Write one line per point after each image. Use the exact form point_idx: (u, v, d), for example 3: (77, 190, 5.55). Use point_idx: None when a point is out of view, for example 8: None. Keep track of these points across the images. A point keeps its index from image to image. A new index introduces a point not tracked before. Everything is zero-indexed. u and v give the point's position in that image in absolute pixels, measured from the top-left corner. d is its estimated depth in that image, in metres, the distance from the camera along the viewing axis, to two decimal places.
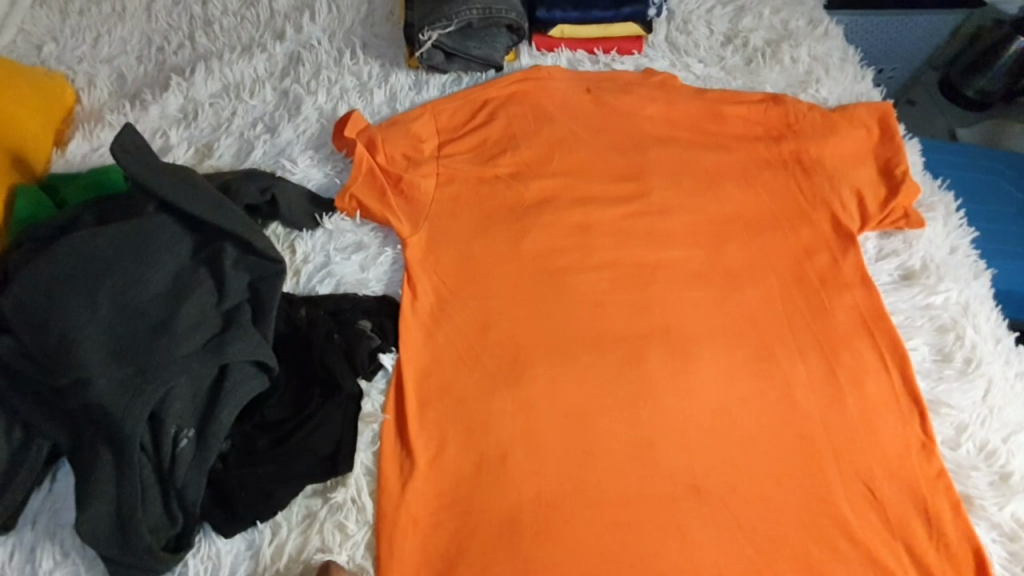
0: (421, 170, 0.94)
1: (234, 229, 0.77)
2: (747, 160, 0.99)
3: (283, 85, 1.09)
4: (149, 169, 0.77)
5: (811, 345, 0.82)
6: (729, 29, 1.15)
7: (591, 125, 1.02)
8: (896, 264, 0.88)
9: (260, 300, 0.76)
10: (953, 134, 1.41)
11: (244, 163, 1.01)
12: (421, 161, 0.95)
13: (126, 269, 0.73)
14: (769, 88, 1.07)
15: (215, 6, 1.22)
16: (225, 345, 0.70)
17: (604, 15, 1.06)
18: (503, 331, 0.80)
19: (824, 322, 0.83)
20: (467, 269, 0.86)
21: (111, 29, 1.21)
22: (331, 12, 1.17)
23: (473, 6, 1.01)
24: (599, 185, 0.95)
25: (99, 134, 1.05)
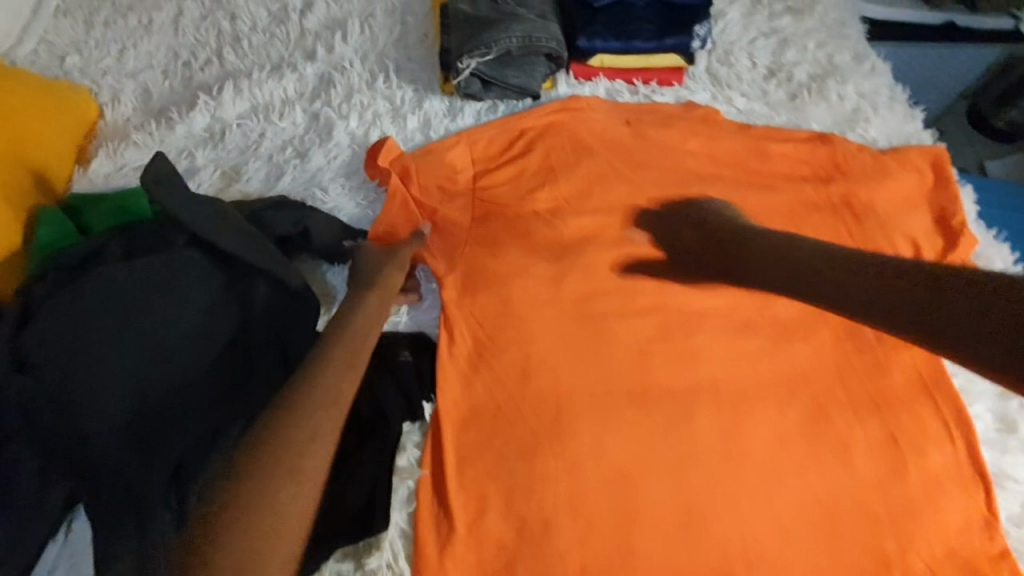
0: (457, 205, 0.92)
1: (266, 266, 0.73)
2: (794, 202, 0.95)
3: (314, 107, 1.06)
4: (179, 201, 0.73)
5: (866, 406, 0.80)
6: (771, 61, 1.10)
7: (631, 159, 0.98)
8: None
9: (292, 346, 0.74)
10: (982, 168, 1.42)
11: (273, 189, 0.99)
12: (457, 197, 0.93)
13: (155, 308, 0.70)
14: (815, 126, 1.03)
15: (244, 23, 1.17)
16: (260, 396, 0.71)
17: (646, 45, 1.02)
18: (544, 382, 0.77)
19: (881, 382, 0.81)
20: (506, 311, 0.82)
21: (137, 41, 1.16)
22: (364, 32, 1.14)
23: (513, 34, 0.98)
24: (640, 225, 0.92)
25: (122, 153, 1.02)
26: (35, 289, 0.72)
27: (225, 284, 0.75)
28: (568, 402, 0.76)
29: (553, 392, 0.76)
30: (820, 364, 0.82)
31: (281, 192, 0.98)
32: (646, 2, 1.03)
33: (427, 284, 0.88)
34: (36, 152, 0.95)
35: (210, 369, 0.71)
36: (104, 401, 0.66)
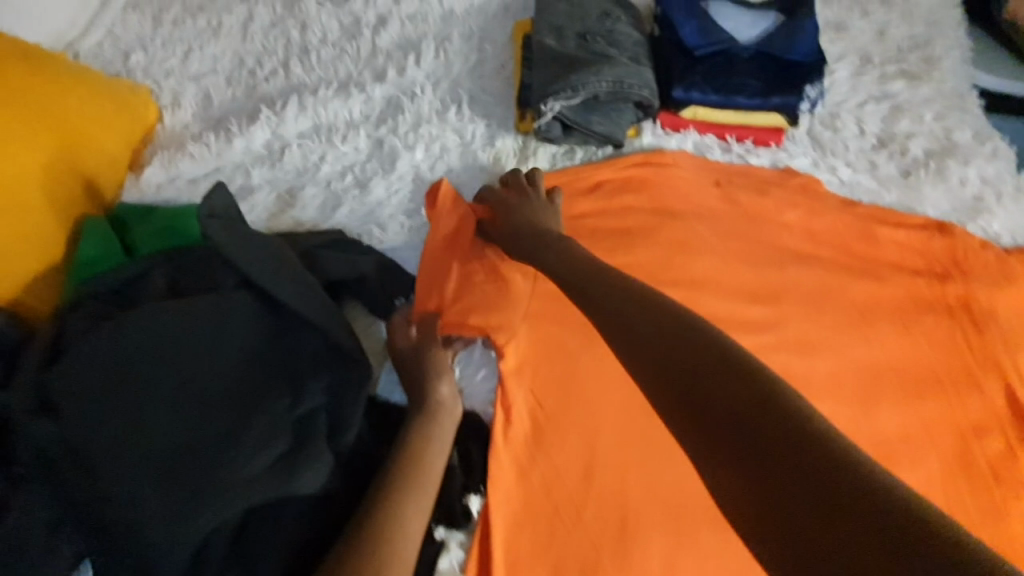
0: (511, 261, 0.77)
1: (323, 321, 0.68)
2: (904, 297, 0.85)
3: (379, 133, 0.99)
4: (237, 242, 0.68)
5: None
6: (882, 130, 1.00)
7: (720, 227, 0.87)
8: None
9: (338, 411, 0.66)
10: None
11: (328, 221, 0.92)
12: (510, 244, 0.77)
13: (197, 356, 0.64)
14: (931, 211, 0.95)
15: (314, 34, 1.09)
16: (298, 469, 0.62)
17: (748, 103, 0.92)
18: (611, 484, 0.71)
19: (999, 525, 0.75)
20: (569, 395, 0.74)
21: (204, 43, 1.10)
22: (439, 56, 1.06)
23: (603, 78, 0.90)
24: (726, 306, 0.81)
25: (177, 163, 0.96)
26: (71, 316, 0.68)
27: (271, 333, 0.68)
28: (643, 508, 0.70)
29: (622, 494, 0.70)
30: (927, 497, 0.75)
31: (337, 226, 0.92)
32: (752, 54, 0.93)
33: (484, 349, 0.77)
34: (90, 158, 0.90)
35: (242, 429, 0.62)
36: (130, 460, 0.59)
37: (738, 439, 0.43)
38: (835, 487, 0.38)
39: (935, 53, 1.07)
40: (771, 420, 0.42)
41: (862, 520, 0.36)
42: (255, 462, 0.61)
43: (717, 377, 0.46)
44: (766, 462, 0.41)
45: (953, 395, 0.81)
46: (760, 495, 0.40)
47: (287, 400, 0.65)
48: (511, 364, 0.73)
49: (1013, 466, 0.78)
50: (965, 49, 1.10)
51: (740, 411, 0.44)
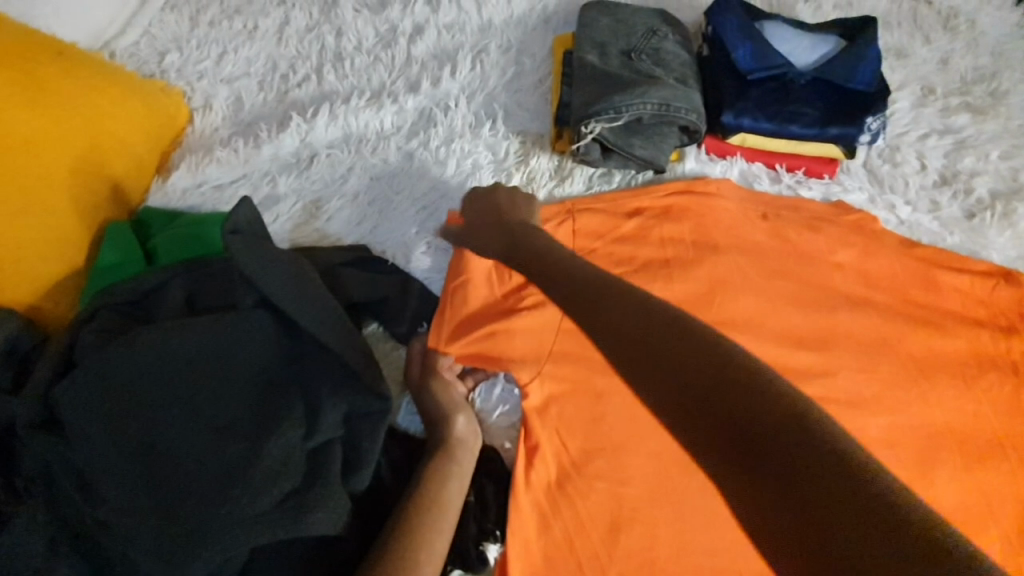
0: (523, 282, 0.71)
1: (344, 350, 0.64)
2: (968, 352, 0.78)
3: (409, 146, 0.96)
4: (259, 261, 0.64)
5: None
6: (944, 166, 0.93)
7: (767, 264, 0.81)
8: None
9: (358, 445, 0.63)
10: None
11: (352, 236, 0.90)
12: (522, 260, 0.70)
13: (211, 380, 0.61)
14: (996, 257, 0.88)
15: (349, 40, 1.07)
16: (308, 510, 0.58)
17: (802, 132, 0.86)
18: (639, 542, 0.66)
19: None
20: (597, 441, 0.69)
21: (239, 46, 1.07)
22: (474, 68, 1.02)
23: (649, 100, 0.85)
24: (769, 351, 0.76)
25: (203, 167, 0.94)
26: (85, 327, 0.65)
27: (288, 357, 0.65)
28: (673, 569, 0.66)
29: (651, 553, 0.66)
30: None
31: (361, 240, 0.89)
32: (808, 80, 0.87)
33: (507, 384, 0.74)
34: (117, 159, 0.89)
35: (251, 462, 0.58)
36: (140, 487, 0.57)
37: (756, 453, 0.39)
38: (864, 506, 0.35)
39: (1003, 85, 1.00)
40: (791, 430, 0.39)
41: (894, 540, 0.33)
42: (263, 498, 0.57)
43: (730, 386, 0.43)
44: (787, 474, 0.38)
45: (1016, 462, 0.74)
46: (777, 510, 0.37)
47: (300, 432, 0.61)
48: (535, 402, 0.69)
49: None
50: None
51: (756, 420, 0.40)
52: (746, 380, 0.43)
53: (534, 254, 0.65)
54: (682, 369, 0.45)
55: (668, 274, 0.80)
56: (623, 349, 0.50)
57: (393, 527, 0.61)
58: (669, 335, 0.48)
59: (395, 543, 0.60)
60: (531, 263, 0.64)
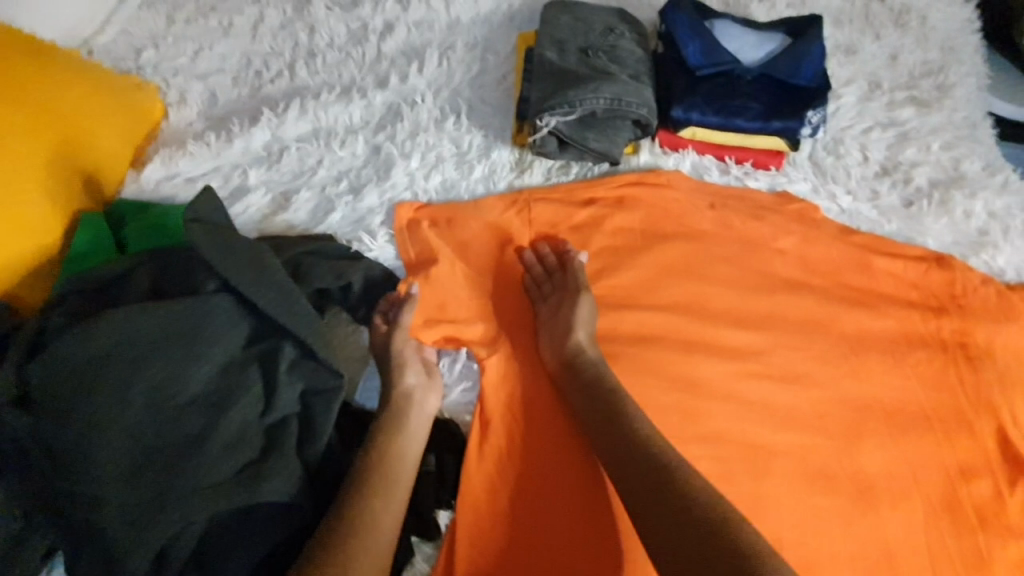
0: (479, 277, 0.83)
1: (303, 331, 0.68)
2: (898, 331, 0.83)
3: (376, 140, 0.99)
4: (223, 250, 0.69)
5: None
6: (886, 158, 0.98)
7: (711, 250, 0.86)
8: None
9: (312, 419, 0.67)
10: None
11: (320, 225, 0.92)
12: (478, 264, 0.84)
13: (175, 360, 0.65)
14: (932, 243, 0.92)
15: (322, 38, 1.10)
16: (263, 478, 0.62)
17: (748, 125, 0.91)
18: (579, 504, 0.71)
19: None
20: (538, 416, 0.76)
21: (214, 43, 1.10)
22: (441, 65, 1.06)
23: (602, 95, 0.89)
24: (711, 332, 0.80)
25: (176, 161, 0.98)
26: (58, 312, 0.69)
27: (249, 338, 0.69)
28: (609, 531, 0.69)
29: (591, 516, 0.71)
30: (910, 541, 0.73)
31: (328, 230, 0.91)
32: (755, 76, 0.92)
33: (467, 361, 0.80)
34: (91, 152, 0.92)
35: (217, 434, 0.63)
36: (105, 459, 0.60)
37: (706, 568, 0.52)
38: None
39: (948, 80, 1.05)
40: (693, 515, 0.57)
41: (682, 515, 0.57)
42: (224, 467, 0.62)
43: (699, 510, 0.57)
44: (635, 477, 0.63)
45: (943, 435, 0.78)
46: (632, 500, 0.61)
47: (259, 408, 0.66)
48: (492, 376, 0.77)
49: (998, 512, 0.75)
50: (981, 77, 1.07)
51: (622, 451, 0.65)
52: (706, 511, 0.56)
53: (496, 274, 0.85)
54: (659, 498, 0.59)
55: (617, 261, 0.85)
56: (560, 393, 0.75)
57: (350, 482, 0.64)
58: (653, 467, 0.62)
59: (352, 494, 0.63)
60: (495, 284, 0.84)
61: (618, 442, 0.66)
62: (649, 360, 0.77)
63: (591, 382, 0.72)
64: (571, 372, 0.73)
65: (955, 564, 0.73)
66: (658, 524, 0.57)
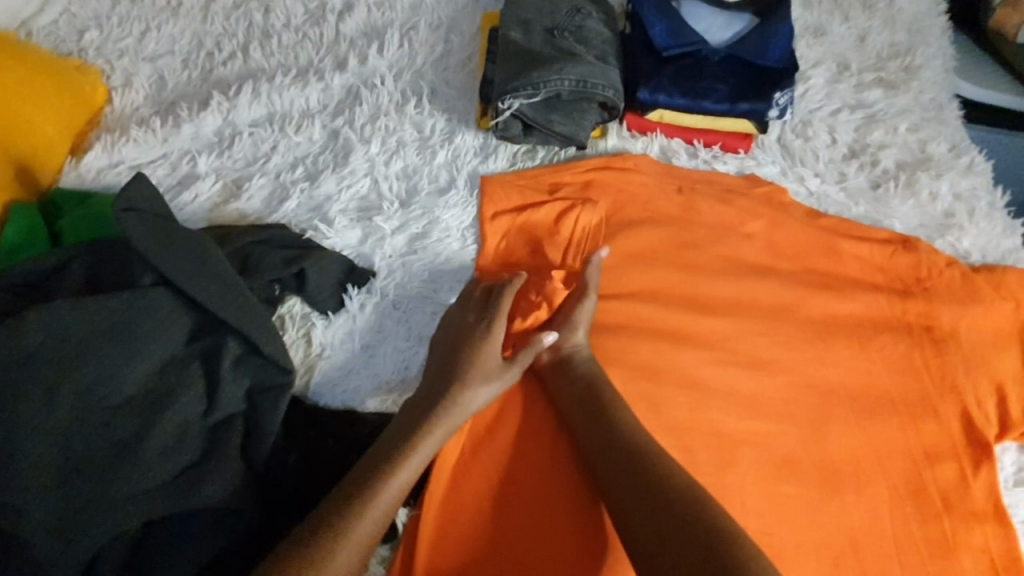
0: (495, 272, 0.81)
1: (244, 324, 0.65)
2: (864, 315, 0.82)
3: (334, 124, 0.95)
4: (157, 239, 0.64)
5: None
6: (854, 140, 0.97)
7: (680, 235, 0.84)
8: None
9: (256, 418, 0.65)
10: None
11: (274, 214, 0.88)
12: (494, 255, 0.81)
13: (102, 357, 0.61)
14: (899, 225, 0.91)
15: (277, 18, 1.05)
16: (202, 482, 0.60)
17: (716, 107, 0.89)
18: (545, 495, 0.69)
19: (947, 561, 0.72)
20: (509, 406, 0.75)
21: (162, 24, 1.04)
22: (403, 46, 1.02)
23: (566, 76, 0.86)
24: (679, 319, 0.79)
25: (119, 148, 0.92)
26: None
27: (190, 334, 0.66)
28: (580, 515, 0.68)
29: (555, 504, 0.69)
30: (875, 525, 0.73)
31: (282, 219, 0.87)
32: (723, 57, 0.90)
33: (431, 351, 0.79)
34: (23, 138, 0.86)
35: (153, 434, 0.61)
36: (25, 465, 0.57)
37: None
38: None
39: (915, 61, 1.04)
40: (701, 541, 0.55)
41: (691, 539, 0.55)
42: (162, 470, 0.60)
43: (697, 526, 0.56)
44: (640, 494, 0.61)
45: (909, 418, 0.78)
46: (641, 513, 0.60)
47: (200, 408, 0.64)
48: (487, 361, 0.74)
49: (962, 495, 0.75)
50: (947, 59, 1.07)
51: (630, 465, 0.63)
52: (702, 527, 0.56)
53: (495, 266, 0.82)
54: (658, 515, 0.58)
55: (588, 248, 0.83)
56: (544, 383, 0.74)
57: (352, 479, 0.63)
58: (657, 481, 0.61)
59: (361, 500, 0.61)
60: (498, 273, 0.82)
61: (614, 461, 0.64)
62: (614, 347, 0.77)
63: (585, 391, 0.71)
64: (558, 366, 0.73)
65: (920, 546, 0.73)
66: (655, 538, 0.57)
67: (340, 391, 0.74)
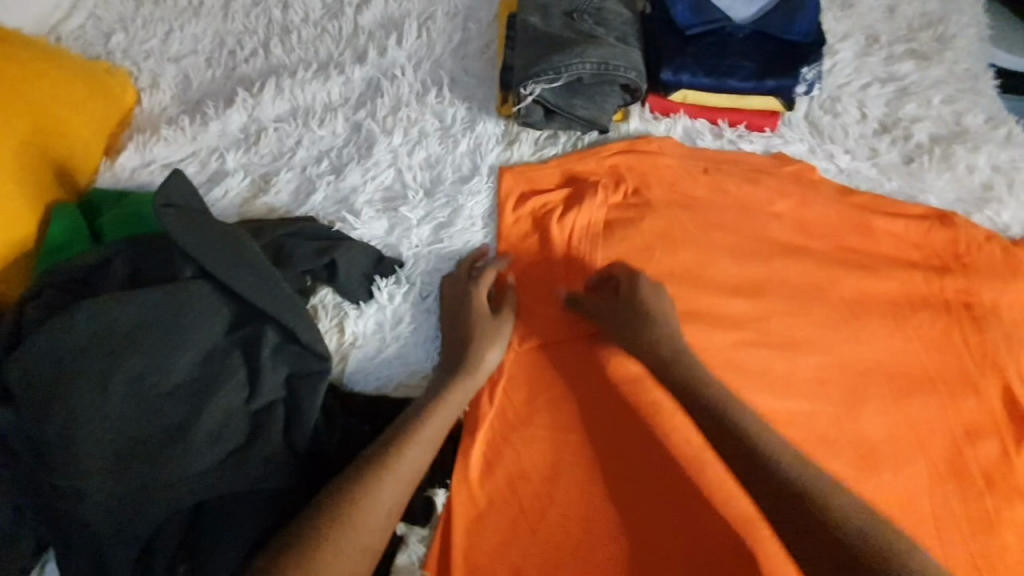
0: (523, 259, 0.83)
1: (280, 312, 0.67)
2: (899, 293, 0.80)
3: (357, 117, 0.96)
4: (194, 232, 0.66)
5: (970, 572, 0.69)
6: (885, 114, 0.95)
7: (706, 217, 0.84)
8: None
9: (296, 403, 0.66)
10: None
11: (301, 207, 0.89)
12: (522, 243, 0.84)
13: (149, 346, 0.64)
14: (933, 200, 0.89)
15: (296, 13, 1.05)
16: (251, 465, 0.63)
17: (741, 85, 0.87)
18: (575, 481, 0.71)
19: (991, 544, 0.70)
20: (533, 398, 0.75)
21: (185, 24, 1.05)
22: (421, 37, 1.01)
23: (587, 59, 0.85)
24: (706, 299, 0.79)
25: (151, 147, 0.94)
26: (29, 307, 0.67)
27: (229, 324, 0.68)
28: (615, 493, 0.71)
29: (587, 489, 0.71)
30: (914, 505, 0.72)
31: (309, 212, 0.88)
32: (747, 33, 0.88)
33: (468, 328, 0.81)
34: (62, 141, 0.89)
35: (202, 419, 0.63)
36: (87, 448, 0.60)
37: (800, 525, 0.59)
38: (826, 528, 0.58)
39: (948, 31, 1.00)
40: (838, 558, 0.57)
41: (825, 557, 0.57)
42: (213, 454, 0.62)
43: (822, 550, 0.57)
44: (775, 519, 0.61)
45: (946, 396, 0.76)
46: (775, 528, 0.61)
47: (243, 396, 0.66)
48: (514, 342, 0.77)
49: (1006, 473, 0.73)
50: (982, 26, 1.03)
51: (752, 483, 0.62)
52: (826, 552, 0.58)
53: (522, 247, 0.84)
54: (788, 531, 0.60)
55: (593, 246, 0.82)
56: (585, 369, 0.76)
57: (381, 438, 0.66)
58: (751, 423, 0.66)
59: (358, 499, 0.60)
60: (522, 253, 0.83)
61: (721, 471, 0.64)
62: None
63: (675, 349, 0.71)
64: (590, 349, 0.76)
65: (964, 528, 0.71)
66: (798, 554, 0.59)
67: (376, 380, 0.76)
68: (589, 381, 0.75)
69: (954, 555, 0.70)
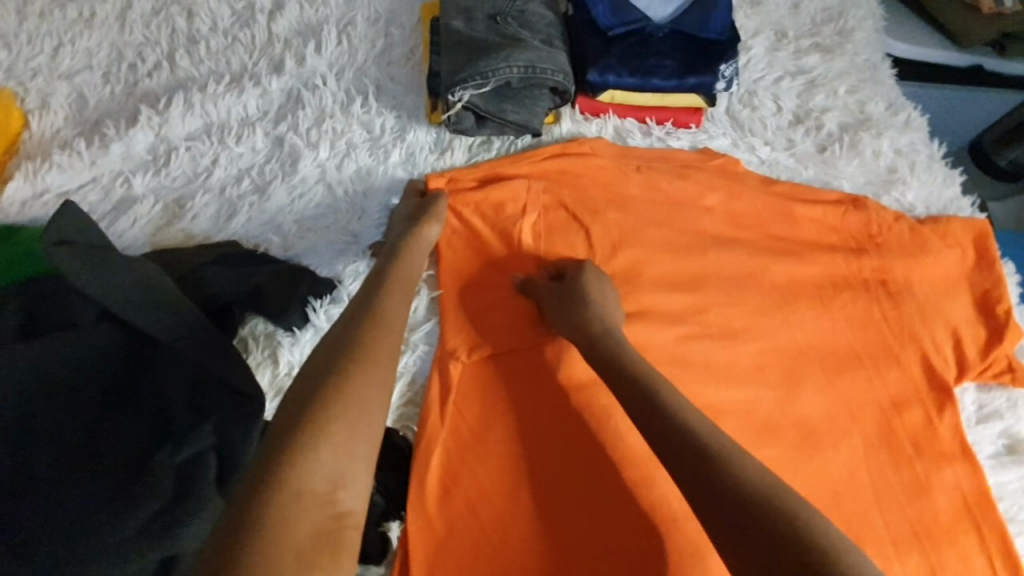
0: (464, 269, 0.80)
1: (192, 351, 0.64)
2: (824, 277, 0.85)
3: (278, 131, 0.90)
4: (95, 274, 0.61)
5: (909, 537, 0.75)
6: (798, 106, 1.00)
7: (642, 216, 0.85)
8: (998, 428, 0.82)
9: (229, 451, 0.63)
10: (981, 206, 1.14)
11: (222, 232, 0.84)
12: (461, 249, 0.81)
13: (51, 408, 0.60)
14: (847, 185, 0.94)
15: (202, 21, 0.97)
16: (178, 526, 0.57)
17: (664, 84, 0.89)
18: (533, 496, 0.71)
19: (924, 508, 0.76)
20: (487, 412, 0.73)
21: (76, 37, 0.95)
22: (341, 43, 0.97)
23: (514, 64, 0.84)
24: (650, 297, 0.80)
25: (43, 175, 0.85)
26: None
27: (143, 370, 0.65)
28: (579, 493, 0.71)
29: (549, 509, 0.71)
30: (853, 477, 0.77)
31: (232, 236, 0.83)
32: (667, 33, 0.90)
33: (422, 348, 0.77)
34: None
35: (121, 481, 0.59)
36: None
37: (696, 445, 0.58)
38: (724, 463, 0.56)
39: (847, 24, 1.07)
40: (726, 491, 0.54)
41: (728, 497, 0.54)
42: (127, 519, 0.57)
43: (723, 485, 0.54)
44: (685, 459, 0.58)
45: (872, 370, 0.81)
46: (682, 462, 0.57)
47: (166, 446, 0.61)
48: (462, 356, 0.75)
49: (931, 439, 0.79)
50: (876, 19, 1.11)
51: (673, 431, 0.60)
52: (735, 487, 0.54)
53: (465, 257, 0.81)
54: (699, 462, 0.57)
55: None
56: (533, 368, 0.75)
57: (352, 312, 0.65)
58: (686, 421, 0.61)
59: (359, 362, 0.59)
60: (464, 264, 0.80)
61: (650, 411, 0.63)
62: None
63: (634, 372, 0.66)
64: (535, 356, 0.76)
65: (899, 495, 0.77)
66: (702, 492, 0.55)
67: None
68: (539, 382, 0.75)
69: (891, 519, 0.75)
